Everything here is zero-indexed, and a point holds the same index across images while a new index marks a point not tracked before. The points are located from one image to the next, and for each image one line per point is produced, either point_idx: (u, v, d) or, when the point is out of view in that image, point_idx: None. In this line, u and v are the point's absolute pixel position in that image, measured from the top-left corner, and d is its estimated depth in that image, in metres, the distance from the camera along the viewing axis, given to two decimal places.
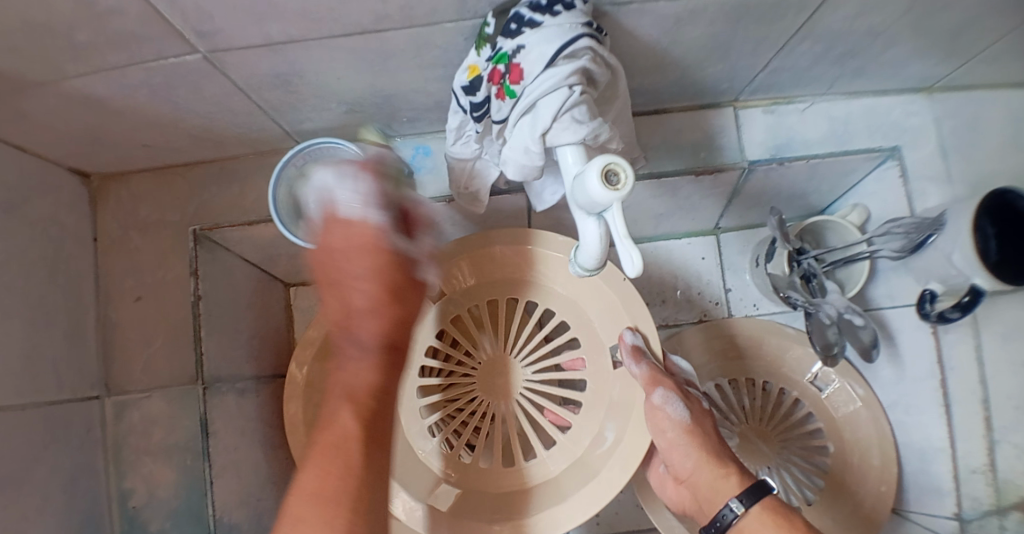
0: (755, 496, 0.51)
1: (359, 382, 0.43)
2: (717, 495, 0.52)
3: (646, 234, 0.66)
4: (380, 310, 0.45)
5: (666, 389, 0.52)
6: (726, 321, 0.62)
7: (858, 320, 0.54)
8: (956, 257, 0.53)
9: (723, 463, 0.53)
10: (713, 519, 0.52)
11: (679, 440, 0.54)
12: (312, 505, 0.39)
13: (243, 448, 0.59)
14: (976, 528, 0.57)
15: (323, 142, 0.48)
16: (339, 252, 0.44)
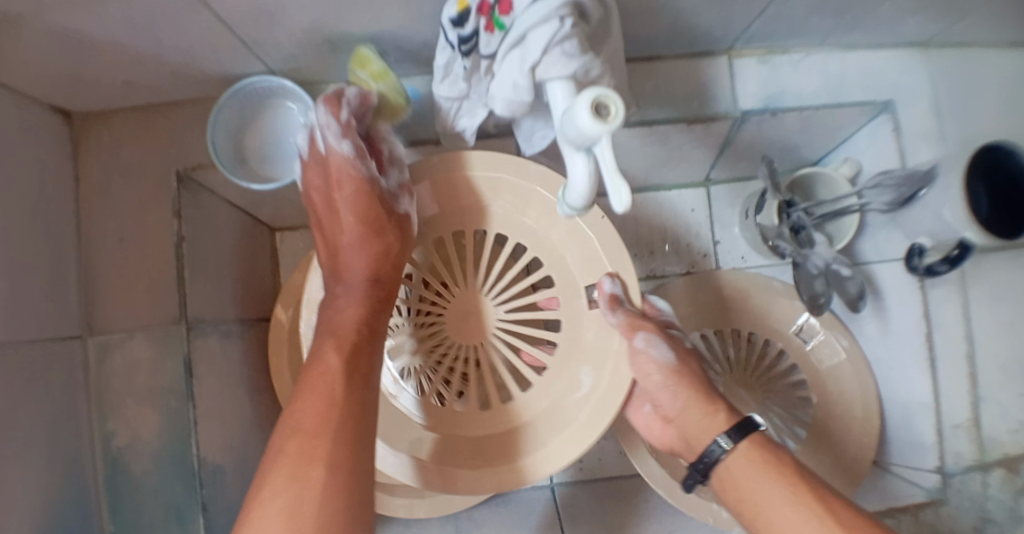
0: (744, 434, 0.50)
1: (342, 319, 0.46)
2: (703, 433, 0.52)
3: (637, 184, 0.65)
4: (364, 244, 0.48)
5: (648, 333, 0.50)
6: (712, 274, 0.62)
7: (845, 271, 0.54)
8: (947, 213, 0.53)
9: (713, 405, 0.52)
10: (701, 456, 0.52)
11: (665, 382, 0.52)
12: (300, 435, 0.40)
13: (227, 391, 0.59)
14: (958, 483, 0.57)
15: (254, 84, 0.51)
16: (338, 202, 0.48)
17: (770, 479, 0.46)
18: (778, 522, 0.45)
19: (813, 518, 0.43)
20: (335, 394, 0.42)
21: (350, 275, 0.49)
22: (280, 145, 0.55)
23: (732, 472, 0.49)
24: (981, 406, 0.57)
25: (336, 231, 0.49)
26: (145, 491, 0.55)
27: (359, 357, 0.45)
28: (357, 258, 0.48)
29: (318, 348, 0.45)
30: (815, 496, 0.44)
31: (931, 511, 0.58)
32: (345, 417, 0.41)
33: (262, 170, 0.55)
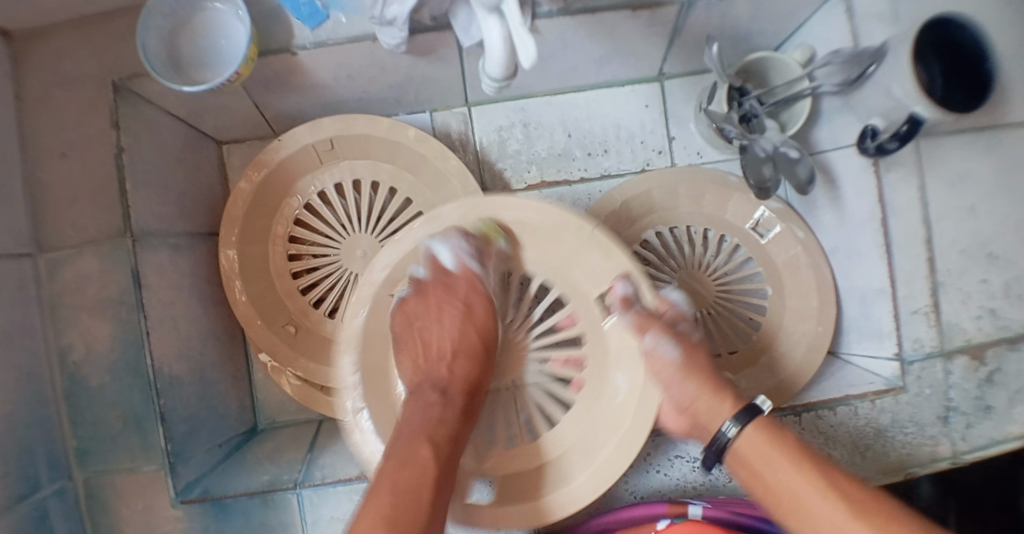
0: (749, 417, 0.46)
1: (433, 423, 0.46)
2: (711, 419, 0.48)
3: (588, 82, 0.63)
4: (467, 354, 0.52)
5: (657, 332, 0.50)
6: (667, 171, 0.62)
7: (794, 153, 0.53)
8: (896, 88, 0.51)
9: (719, 395, 0.49)
10: (710, 443, 0.48)
11: (671, 382, 0.50)
12: (391, 491, 0.40)
13: (180, 304, 0.59)
14: (917, 370, 0.58)
15: None
16: (445, 304, 0.53)
17: (780, 456, 0.43)
18: (794, 502, 0.41)
19: (827, 494, 0.39)
20: (428, 468, 0.42)
21: (433, 350, 0.52)
22: (215, 48, 0.54)
23: (743, 453, 0.45)
24: (940, 293, 0.57)
25: (432, 326, 0.52)
26: (103, 403, 0.55)
27: (446, 423, 0.47)
28: (446, 323, 0.52)
29: (417, 400, 0.48)
30: (826, 472, 0.41)
31: (890, 399, 0.58)
32: (432, 490, 0.41)
33: (198, 75, 0.54)
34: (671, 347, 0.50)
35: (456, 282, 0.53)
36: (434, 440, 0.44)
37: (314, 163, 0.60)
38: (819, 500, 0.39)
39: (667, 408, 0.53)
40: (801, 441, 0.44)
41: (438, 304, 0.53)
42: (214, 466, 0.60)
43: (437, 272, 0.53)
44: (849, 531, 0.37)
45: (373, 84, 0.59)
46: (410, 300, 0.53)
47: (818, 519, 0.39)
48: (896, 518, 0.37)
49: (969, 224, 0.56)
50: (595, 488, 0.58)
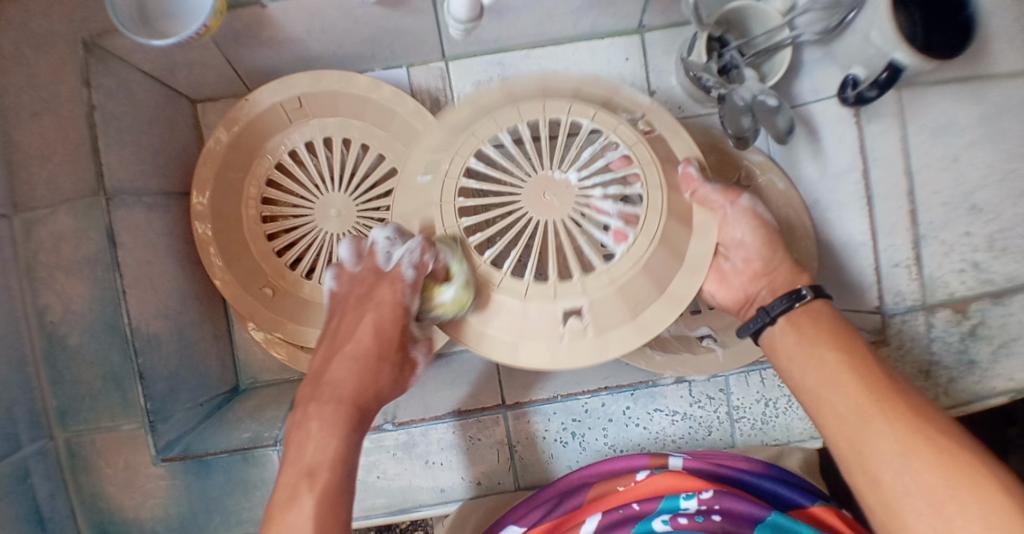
0: (790, 301, 0.45)
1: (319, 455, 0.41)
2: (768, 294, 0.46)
3: (567, 34, 0.62)
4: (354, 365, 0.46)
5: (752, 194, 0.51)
6: None
7: (771, 102, 0.52)
8: (874, 34, 0.50)
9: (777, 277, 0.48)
10: (752, 321, 0.47)
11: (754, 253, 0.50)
12: None
13: (156, 262, 0.59)
14: (898, 322, 0.57)
15: None
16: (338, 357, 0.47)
17: (825, 339, 0.41)
18: (815, 385, 0.40)
19: (860, 381, 0.38)
20: (322, 483, 0.39)
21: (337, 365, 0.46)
22: (181, 4, 0.53)
23: (781, 333, 0.45)
24: (922, 245, 0.58)
25: (342, 340, 0.48)
26: (83, 362, 0.55)
27: (338, 444, 0.42)
28: (354, 320, 0.48)
29: (305, 416, 0.44)
30: (868, 361, 0.39)
31: (873, 352, 0.56)
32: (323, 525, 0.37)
33: (167, 30, 0.53)
34: (746, 225, 0.50)
35: (379, 288, 0.48)
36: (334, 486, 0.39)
37: (283, 121, 0.59)
38: (848, 382, 0.38)
39: (741, 271, 0.51)
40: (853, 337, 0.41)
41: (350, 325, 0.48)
42: (195, 423, 0.61)
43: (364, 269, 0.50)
44: (869, 413, 0.36)
45: (347, 37, 0.58)
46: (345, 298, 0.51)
47: (837, 413, 0.37)
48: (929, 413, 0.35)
49: (953, 176, 0.57)
50: (575, 442, 0.56)
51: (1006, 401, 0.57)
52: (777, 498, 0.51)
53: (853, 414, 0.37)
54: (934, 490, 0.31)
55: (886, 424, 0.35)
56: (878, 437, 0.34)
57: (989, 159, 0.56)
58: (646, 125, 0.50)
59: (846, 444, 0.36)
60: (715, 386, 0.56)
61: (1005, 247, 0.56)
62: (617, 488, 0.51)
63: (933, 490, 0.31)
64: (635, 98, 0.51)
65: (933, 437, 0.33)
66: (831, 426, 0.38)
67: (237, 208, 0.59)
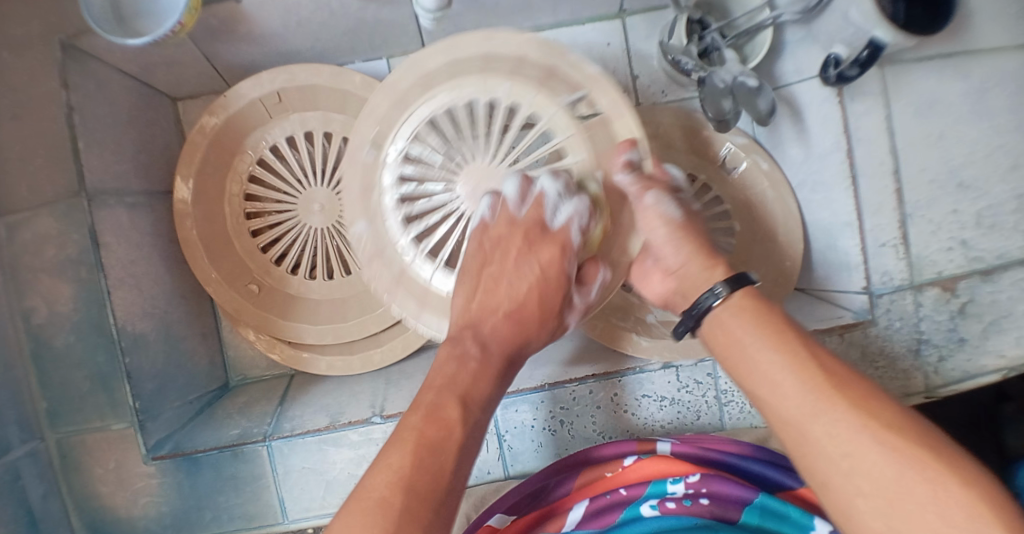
0: (734, 286, 0.41)
1: (477, 393, 0.43)
2: (699, 285, 0.44)
3: (547, 20, 0.62)
4: (515, 319, 0.47)
5: (660, 190, 0.45)
6: None
7: (751, 83, 0.52)
8: (853, 12, 0.50)
9: (712, 260, 0.45)
10: (692, 308, 0.44)
11: (669, 240, 0.46)
12: (375, 510, 0.34)
13: (140, 263, 0.59)
14: (886, 302, 0.57)
15: None
16: (519, 293, 0.47)
17: (757, 328, 0.38)
18: (759, 372, 0.37)
19: (801, 369, 0.35)
20: (456, 428, 0.40)
21: (494, 311, 0.46)
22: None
23: (716, 327, 0.41)
24: (909, 224, 0.57)
25: (514, 293, 0.47)
26: (69, 364, 0.54)
27: (478, 384, 0.43)
28: (518, 273, 0.46)
29: (447, 350, 0.45)
30: (802, 346, 0.37)
31: (859, 333, 0.57)
32: (458, 452, 0.39)
33: (143, 28, 0.53)
34: (660, 227, 0.46)
35: (544, 248, 0.46)
36: (462, 439, 0.40)
37: (264, 117, 0.58)
38: (791, 376, 0.35)
39: (654, 272, 0.48)
40: (787, 315, 0.40)
41: (518, 282, 0.46)
42: (184, 422, 0.60)
43: (533, 228, 0.47)
44: (813, 405, 0.33)
45: (325, 31, 0.58)
46: (495, 237, 0.47)
47: (778, 413, 0.35)
48: (871, 397, 0.33)
49: (938, 152, 0.57)
50: (563, 430, 0.56)
51: (998, 379, 0.57)
52: (765, 480, 0.52)
53: (795, 409, 0.34)
54: (888, 485, 0.29)
55: (833, 414, 0.32)
56: (824, 438, 0.32)
57: (974, 136, 0.56)
58: (588, 106, 0.47)
59: (796, 444, 0.34)
60: (703, 370, 0.55)
61: (993, 224, 0.56)
62: (605, 474, 0.51)
63: (886, 486, 0.29)
64: (579, 71, 0.47)
65: (878, 426, 0.31)
66: (776, 423, 0.35)
67: (219, 205, 0.59)
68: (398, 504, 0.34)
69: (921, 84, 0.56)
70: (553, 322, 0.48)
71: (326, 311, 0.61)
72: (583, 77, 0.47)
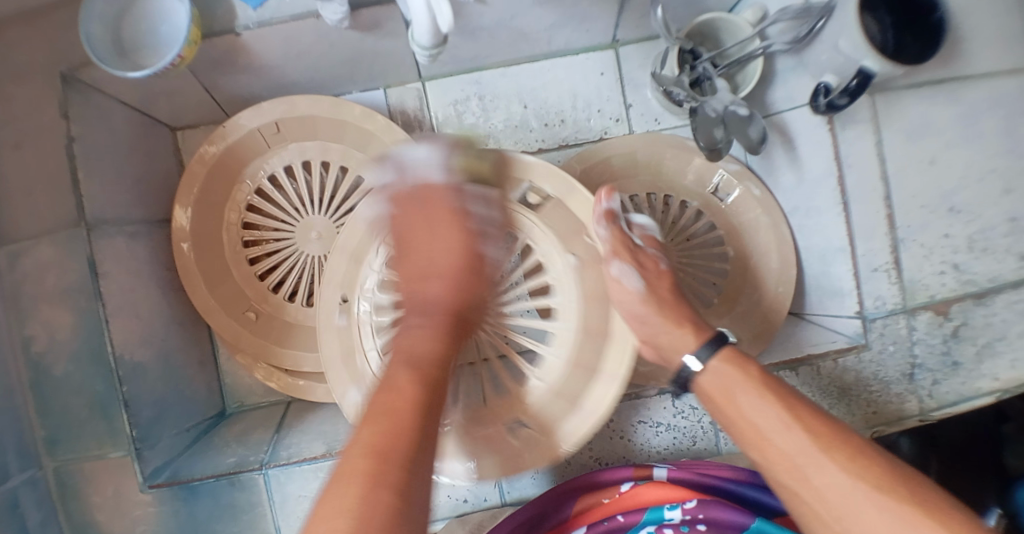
0: (712, 349, 0.46)
1: (417, 347, 0.43)
2: (672, 348, 0.48)
3: (542, 50, 0.63)
4: (452, 277, 0.48)
5: (623, 261, 0.51)
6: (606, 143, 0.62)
7: (743, 112, 0.53)
8: (842, 43, 0.51)
9: (680, 325, 0.49)
10: (676, 377, 0.48)
11: (637, 311, 0.49)
12: (344, 481, 0.33)
13: (139, 290, 0.59)
14: (880, 327, 0.58)
15: None
16: (438, 251, 0.49)
17: (750, 387, 0.42)
18: (758, 432, 0.41)
19: (791, 427, 0.39)
20: (409, 391, 0.38)
21: (419, 275, 0.48)
22: (158, 33, 0.54)
23: (708, 390, 0.45)
24: (901, 248, 0.58)
25: (423, 243, 0.49)
26: (67, 392, 0.55)
27: (428, 343, 0.43)
28: (436, 243, 0.49)
29: (403, 325, 0.46)
30: (790, 402, 0.41)
31: (853, 357, 0.57)
32: (423, 416, 0.37)
33: (145, 60, 0.54)
34: (635, 297, 0.49)
35: (447, 225, 0.49)
36: (424, 405, 0.38)
37: (262, 147, 0.59)
38: (786, 434, 0.39)
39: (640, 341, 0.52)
40: (766, 372, 0.44)
41: (437, 230, 0.49)
42: (182, 449, 0.60)
43: (410, 199, 0.51)
44: (811, 462, 0.38)
45: (323, 62, 0.59)
46: (402, 209, 0.51)
47: (779, 465, 0.39)
48: (860, 454, 0.37)
49: (929, 178, 0.57)
50: (559, 456, 0.56)
51: (992, 401, 0.57)
52: (760, 505, 0.52)
53: (795, 464, 0.38)
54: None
55: (828, 470, 0.36)
56: (821, 492, 0.36)
57: (967, 161, 0.56)
58: (536, 193, 0.52)
59: (798, 500, 0.38)
60: (697, 396, 0.55)
61: (986, 248, 0.56)
62: (602, 501, 0.51)
63: None
64: (525, 165, 0.51)
65: (868, 486, 0.35)
66: (775, 476, 0.40)
67: (218, 234, 0.60)
68: (366, 471, 0.33)
69: (913, 111, 0.57)
70: (467, 293, 0.48)
71: None
72: (541, 173, 0.51)
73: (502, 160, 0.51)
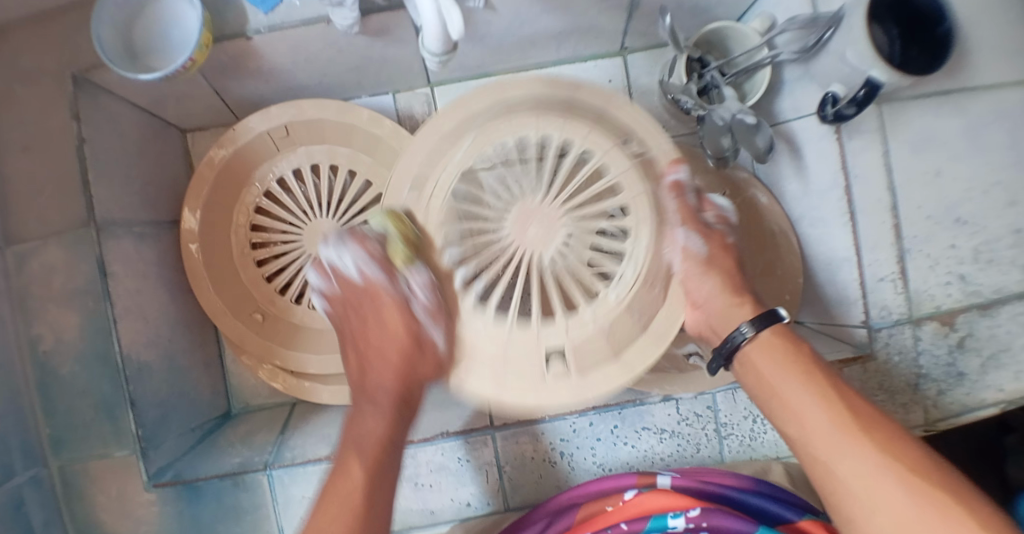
0: (767, 323, 0.45)
1: (371, 431, 0.46)
2: (726, 323, 0.47)
3: (550, 58, 0.63)
4: (393, 368, 0.47)
5: (689, 227, 0.48)
6: None
7: (749, 121, 0.53)
8: (849, 54, 0.51)
9: (739, 296, 0.48)
10: (721, 346, 0.46)
11: (692, 274, 0.47)
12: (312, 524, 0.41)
13: (146, 292, 0.59)
14: (885, 337, 0.58)
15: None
16: (372, 325, 0.48)
17: (788, 363, 0.42)
18: (792, 404, 0.40)
19: (828, 404, 0.39)
20: (357, 476, 0.43)
21: (374, 359, 0.48)
22: (169, 37, 0.54)
23: (747, 362, 0.45)
24: (907, 258, 0.58)
25: (378, 314, 0.48)
26: (72, 392, 0.55)
27: (376, 426, 0.46)
28: (382, 337, 0.48)
29: (353, 409, 0.48)
30: (834, 386, 0.40)
31: (859, 367, 0.58)
32: (364, 493, 0.43)
33: (156, 64, 0.55)
34: (702, 276, 0.47)
35: (380, 303, 0.48)
36: (365, 484, 0.43)
37: (271, 150, 0.59)
38: (818, 409, 0.39)
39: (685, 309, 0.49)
40: (815, 354, 0.43)
41: (374, 326, 0.48)
42: (187, 449, 0.61)
43: (353, 295, 0.49)
44: (838, 446, 0.37)
45: (332, 67, 0.59)
46: (359, 297, 0.49)
47: (808, 445, 0.39)
48: (898, 441, 0.36)
49: (935, 189, 0.57)
50: (563, 462, 0.56)
51: (996, 412, 0.58)
52: (765, 514, 0.51)
53: (823, 446, 0.38)
54: (909, 523, 0.32)
55: (858, 452, 0.36)
56: (847, 474, 0.36)
57: (972, 173, 0.57)
58: (638, 145, 0.48)
59: (822, 476, 0.38)
60: (702, 403, 0.55)
61: (991, 259, 0.57)
62: (606, 508, 0.52)
63: (908, 525, 0.32)
64: (595, 95, 0.48)
65: (903, 470, 0.34)
66: (807, 456, 0.39)
67: (226, 237, 0.60)
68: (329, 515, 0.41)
69: (918, 123, 0.57)
70: (428, 364, 0.46)
71: (330, 340, 0.61)
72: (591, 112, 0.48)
73: (567, 113, 0.47)
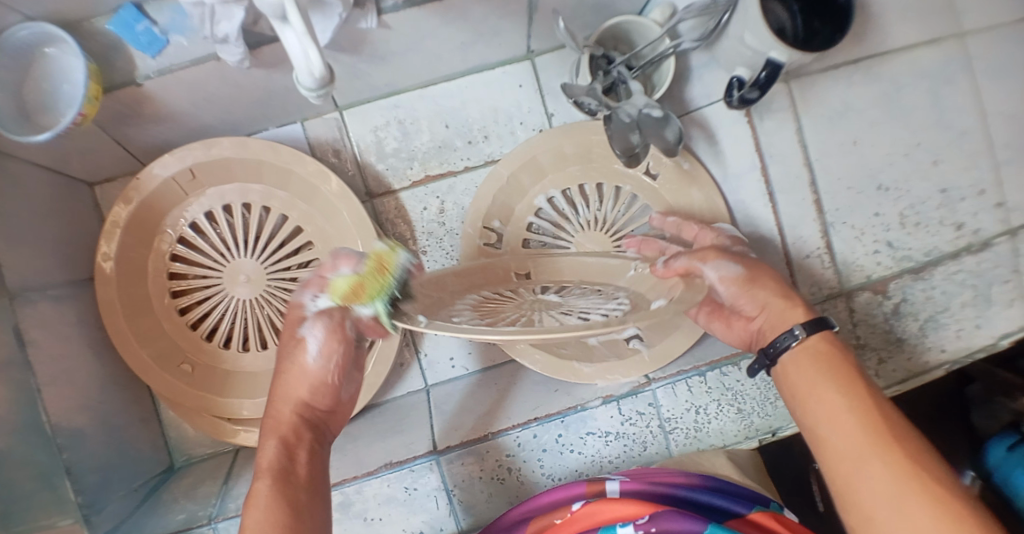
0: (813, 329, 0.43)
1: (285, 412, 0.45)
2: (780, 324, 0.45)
3: (457, 70, 0.63)
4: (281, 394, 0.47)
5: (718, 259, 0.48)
6: (526, 142, 0.63)
7: (657, 114, 0.53)
8: (747, 37, 0.51)
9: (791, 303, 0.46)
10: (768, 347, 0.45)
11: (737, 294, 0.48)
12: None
13: (69, 355, 0.58)
14: (820, 313, 0.57)
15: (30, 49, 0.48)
16: (295, 392, 0.45)
17: (831, 373, 0.40)
18: (832, 413, 0.39)
19: (865, 417, 0.37)
20: (304, 474, 0.43)
21: (280, 392, 0.46)
22: (56, 93, 0.51)
23: (791, 366, 0.43)
24: (831, 232, 0.59)
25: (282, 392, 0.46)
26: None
27: (299, 457, 0.44)
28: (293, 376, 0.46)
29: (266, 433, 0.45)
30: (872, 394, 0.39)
31: None
32: (308, 491, 0.42)
33: (48, 121, 0.52)
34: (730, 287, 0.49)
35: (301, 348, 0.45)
36: (307, 483, 0.42)
37: (180, 196, 0.59)
38: (853, 421, 0.37)
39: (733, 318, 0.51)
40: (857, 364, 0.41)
41: (298, 376, 0.46)
42: (130, 511, 0.59)
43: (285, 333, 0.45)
44: (863, 458, 0.36)
45: (234, 103, 0.58)
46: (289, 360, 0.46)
47: (837, 453, 0.37)
48: (924, 454, 0.35)
49: (851, 159, 0.58)
50: (512, 477, 0.56)
51: (942, 373, 0.54)
52: (714, 509, 0.51)
53: (849, 455, 0.36)
54: None
55: (882, 464, 0.34)
56: (874, 483, 0.34)
57: (885, 139, 0.57)
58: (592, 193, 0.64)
59: (848, 488, 0.36)
60: (643, 401, 0.56)
61: (918, 222, 0.57)
62: (555, 522, 0.51)
63: None
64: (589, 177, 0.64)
65: (925, 482, 0.33)
66: (832, 462, 0.37)
67: (144, 289, 0.59)
68: (303, 504, 0.41)
69: (825, 96, 0.58)
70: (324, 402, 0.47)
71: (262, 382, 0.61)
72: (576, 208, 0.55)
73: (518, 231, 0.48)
